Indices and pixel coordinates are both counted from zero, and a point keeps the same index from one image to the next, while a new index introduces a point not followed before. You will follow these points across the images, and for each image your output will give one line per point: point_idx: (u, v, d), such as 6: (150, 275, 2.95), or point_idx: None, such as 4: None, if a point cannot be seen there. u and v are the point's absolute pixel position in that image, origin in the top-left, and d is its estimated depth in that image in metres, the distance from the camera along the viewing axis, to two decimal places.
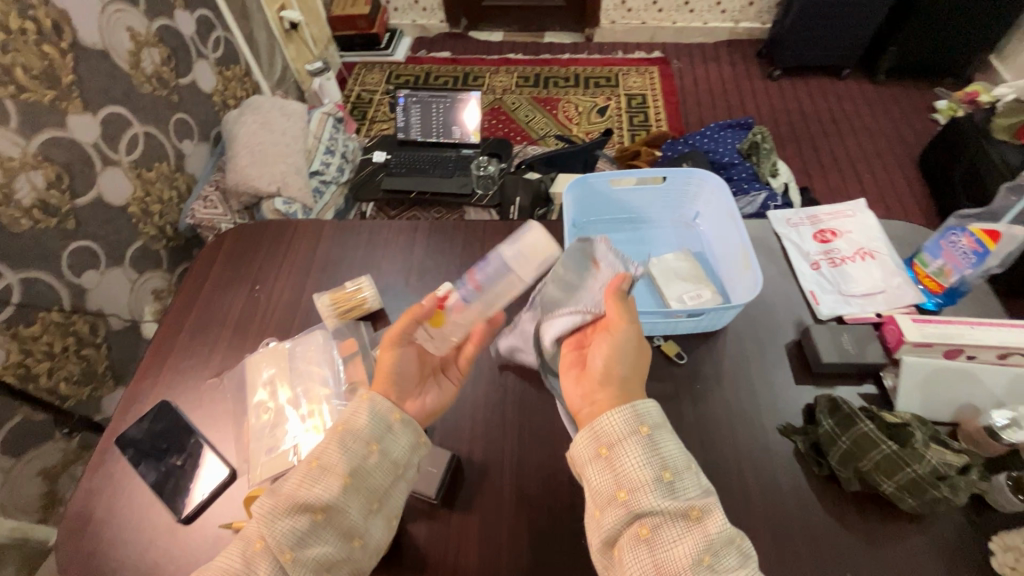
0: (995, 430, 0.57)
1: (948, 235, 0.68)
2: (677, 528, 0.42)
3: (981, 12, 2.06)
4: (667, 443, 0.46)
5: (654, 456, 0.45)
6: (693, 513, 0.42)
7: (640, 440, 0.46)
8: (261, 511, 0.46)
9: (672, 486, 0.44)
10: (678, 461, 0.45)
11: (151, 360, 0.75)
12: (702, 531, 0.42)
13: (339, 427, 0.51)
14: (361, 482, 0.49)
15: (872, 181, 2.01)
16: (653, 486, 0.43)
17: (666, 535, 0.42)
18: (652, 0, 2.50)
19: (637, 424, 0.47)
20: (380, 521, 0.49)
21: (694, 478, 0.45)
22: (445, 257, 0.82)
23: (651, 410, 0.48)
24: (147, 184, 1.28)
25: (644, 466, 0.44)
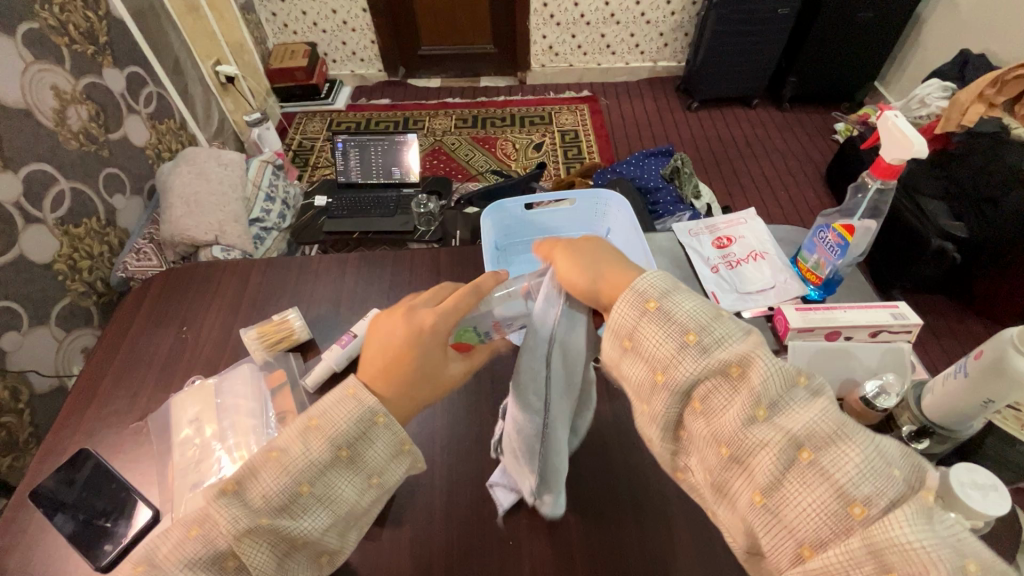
0: (869, 400, 0.64)
1: (819, 233, 0.77)
2: (723, 391, 0.38)
3: (863, 45, 2.32)
4: (682, 305, 0.41)
5: (671, 326, 0.40)
6: (734, 368, 0.38)
7: (651, 317, 0.41)
8: (228, 533, 0.40)
9: (703, 346, 0.39)
10: (701, 317, 0.40)
11: (71, 409, 0.74)
12: (745, 387, 0.37)
13: (338, 448, 0.43)
14: (347, 510, 0.45)
15: (787, 197, 2.19)
16: (680, 356, 0.39)
17: (716, 400, 0.38)
18: (576, 45, 2.69)
19: (643, 301, 0.42)
20: (353, 533, 0.48)
21: (728, 328, 0.40)
22: (374, 284, 0.86)
23: (652, 281, 0.43)
24: (75, 240, 1.25)
25: (665, 340, 0.40)
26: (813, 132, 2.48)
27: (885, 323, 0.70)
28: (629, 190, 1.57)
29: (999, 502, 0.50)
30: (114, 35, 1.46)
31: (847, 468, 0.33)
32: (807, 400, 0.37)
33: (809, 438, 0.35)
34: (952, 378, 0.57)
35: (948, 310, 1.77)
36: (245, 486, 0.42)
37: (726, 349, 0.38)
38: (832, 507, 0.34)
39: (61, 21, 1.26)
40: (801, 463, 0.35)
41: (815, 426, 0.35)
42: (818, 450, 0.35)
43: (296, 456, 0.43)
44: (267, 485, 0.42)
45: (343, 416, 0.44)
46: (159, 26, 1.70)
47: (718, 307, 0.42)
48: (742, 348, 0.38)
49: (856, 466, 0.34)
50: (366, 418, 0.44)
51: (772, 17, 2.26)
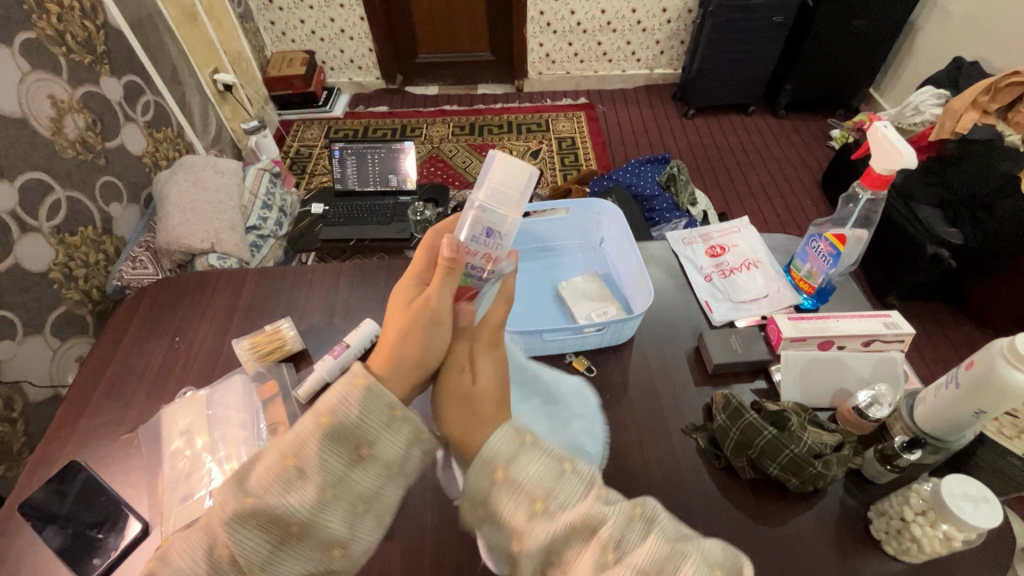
0: (862, 410, 0.63)
1: (811, 242, 0.78)
2: (572, 547, 0.38)
3: (858, 52, 2.34)
4: (528, 467, 0.42)
5: (520, 493, 0.41)
6: (581, 525, 0.39)
7: (503, 486, 0.41)
8: (222, 518, 0.41)
9: (549, 511, 0.40)
10: (546, 479, 0.41)
11: (62, 420, 0.73)
12: (594, 539, 0.38)
13: (323, 419, 0.42)
14: (343, 489, 0.42)
15: (783, 204, 2.20)
16: (531, 527, 0.39)
17: (569, 559, 0.38)
18: (573, 52, 2.70)
19: (493, 466, 0.42)
20: (366, 523, 0.44)
21: (569, 484, 0.41)
22: (369, 294, 0.86)
23: (503, 437, 0.43)
24: (71, 248, 1.25)
25: (515, 507, 0.40)
26: (809, 139, 2.49)
27: (878, 332, 0.70)
28: (625, 197, 1.57)
29: (993, 514, 0.49)
30: (112, 45, 1.47)
31: None
32: (643, 537, 0.39)
33: (653, 569, 0.37)
34: (942, 390, 0.57)
35: (944, 317, 1.77)
36: (244, 472, 0.43)
37: (570, 509, 0.40)
38: None
39: (58, 31, 1.27)
40: None
41: (655, 556, 0.38)
42: (661, 573, 0.37)
43: (292, 436, 0.43)
44: (262, 469, 0.42)
45: (337, 393, 0.43)
46: (157, 35, 1.71)
47: (561, 456, 0.43)
48: (585, 504, 0.40)
49: None
50: (347, 384, 0.43)
51: (767, 25, 2.28)
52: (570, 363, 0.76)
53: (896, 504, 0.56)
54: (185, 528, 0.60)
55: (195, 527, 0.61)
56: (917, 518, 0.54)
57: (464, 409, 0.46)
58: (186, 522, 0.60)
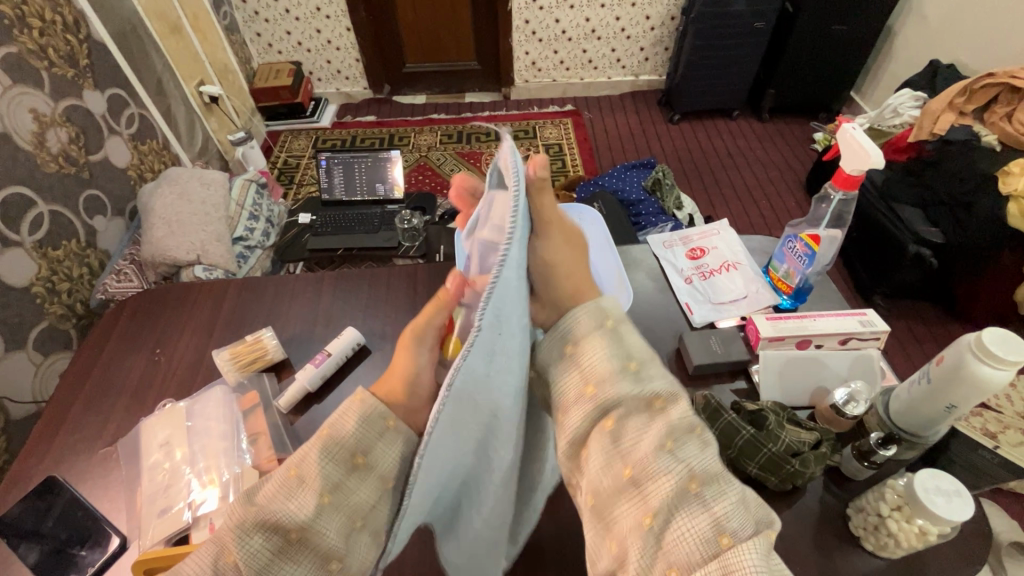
0: (839, 407, 0.64)
1: (788, 243, 0.79)
2: (638, 418, 0.40)
3: (838, 56, 2.38)
4: (631, 337, 0.44)
5: (618, 349, 0.43)
6: (655, 403, 0.41)
7: (603, 335, 0.43)
8: (229, 526, 0.40)
9: (637, 375, 0.42)
10: (641, 353, 0.44)
11: (39, 436, 0.73)
12: (661, 419, 0.40)
13: (322, 432, 0.43)
14: (341, 499, 0.41)
15: (768, 206, 2.22)
16: (616, 377, 0.41)
17: (631, 424, 0.40)
18: (559, 60, 2.73)
19: (601, 319, 0.44)
20: (366, 539, 0.42)
21: (659, 370, 0.43)
22: (351, 303, 0.86)
23: (611, 303, 0.46)
24: (54, 263, 1.24)
25: (609, 358, 0.42)
26: (793, 142, 2.52)
27: (853, 330, 0.72)
28: (612, 202, 1.58)
29: (964, 507, 0.50)
30: (95, 58, 1.47)
31: (727, 504, 0.36)
32: (701, 446, 0.39)
33: (701, 473, 0.38)
34: (914, 386, 0.58)
35: (929, 315, 1.79)
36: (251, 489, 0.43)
37: (653, 386, 0.42)
38: (706, 536, 0.35)
39: (40, 46, 1.27)
40: (690, 495, 0.37)
41: (709, 469, 0.38)
42: (704, 484, 0.37)
43: (294, 456, 0.43)
44: (268, 484, 0.42)
45: (347, 419, 0.43)
46: (141, 48, 1.71)
47: (655, 352, 0.45)
48: (667, 390, 0.42)
49: (730, 508, 0.36)
50: (348, 400, 0.44)
51: (749, 31, 2.32)
52: None
53: (873, 500, 0.57)
54: (163, 542, 0.59)
55: (174, 540, 0.60)
56: (893, 513, 0.54)
57: (572, 253, 0.47)
58: (164, 536, 0.60)
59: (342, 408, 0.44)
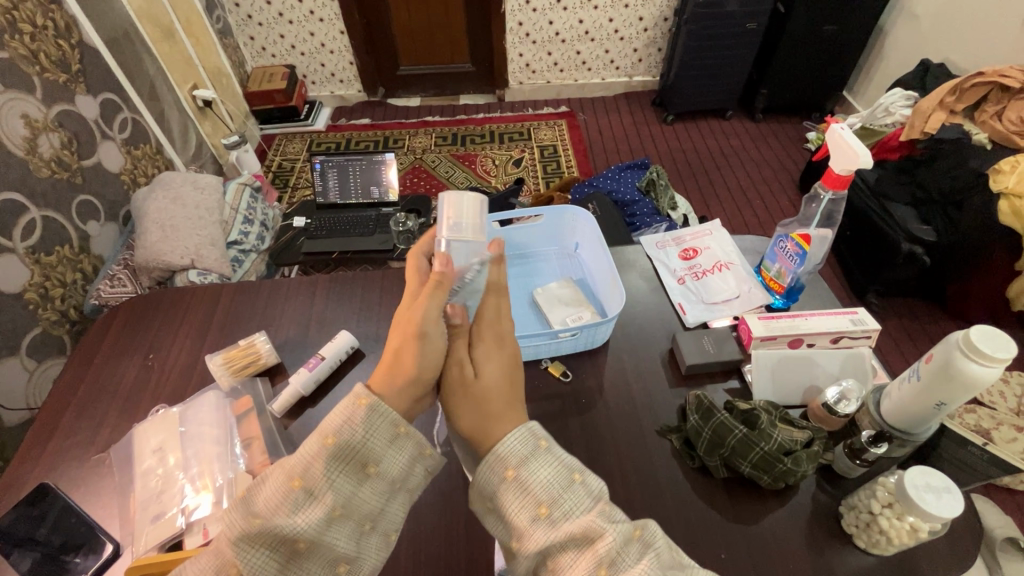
0: (831, 406, 0.65)
1: (779, 243, 0.79)
2: (568, 554, 0.40)
3: (831, 57, 2.39)
4: (540, 472, 0.42)
5: (526, 496, 0.41)
6: (579, 534, 0.40)
7: (511, 487, 0.42)
8: (232, 539, 0.40)
9: (552, 518, 0.41)
10: (555, 486, 0.42)
11: (31, 442, 0.72)
12: (589, 550, 0.39)
13: (327, 440, 0.41)
14: (351, 509, 0.42)
15: (762, 206, 2.23)
16: (532, 529, 0.40)
17: (564, 564, 0.40)
18: (553, 62, 2.74)
19: (503, 469, 0.42)
20: (374, 540, 0.43)
21: (577, 494, 0.42)
22: (345, 306, 0.86)
23: (517, 440, 0.43)
24: (47, 269, 1.24)
25: (520, 509, 0.41)
26: (787, 142, 2.53)
27: (845, 329, 0.72)
28: (606, 203, 1.59)
29: (954, 503, 0.50)
30: (87, 63, 1.47)
31: None
32: (636, 558, 0.40)
33: None
34: (905, 383, 0.58)
35: (922, 313, 1.80)
36: (249, 494, 0.43)
37: (572, 519, 0.41)
38: None
39: (32, 50, 1.27)
40: None
41: (649, 575, 0.39)
42: None
43: (295, 460, 0.42)
44: (266, 491, 0.42)
45: (354, 425, 0.42)
46: (134, 53, 1.71)
47: (573, 465, 0.44)
48: (588, 515, 0.41)
49: None
50: (349, 404, 0.42)
51: (741, 32, 2.33)
52: (545, 368, 0.76)
53: (865, 497, 0.57)
54: (156, 548, 0.59)
55: (167, 546, 0.60)
56: (884, 510, 0.55)
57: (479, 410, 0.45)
58: (158, 542, 0.59)
59: (346, 415, 0.42)
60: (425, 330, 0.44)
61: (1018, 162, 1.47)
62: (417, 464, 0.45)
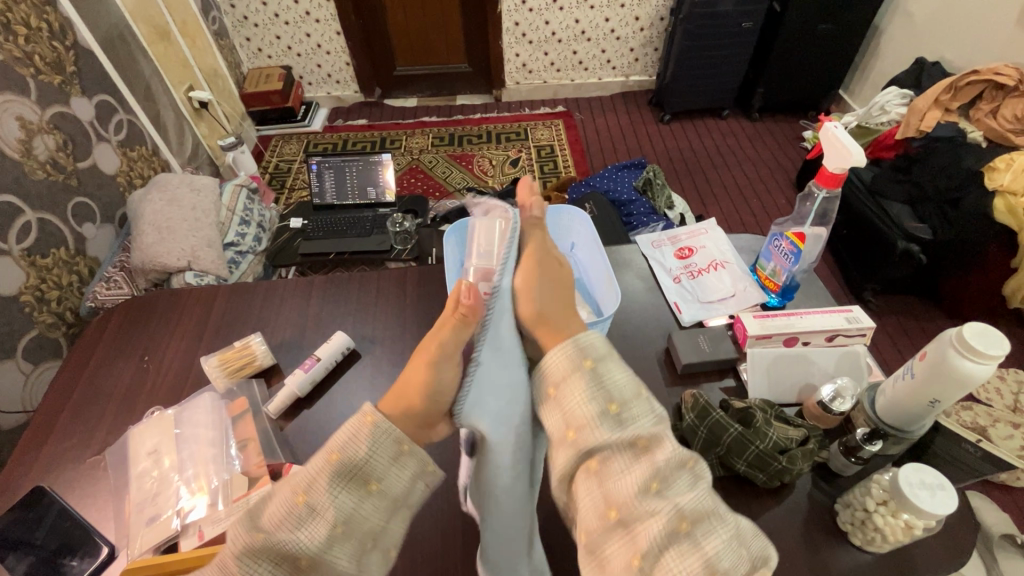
0: (825, 404, 0.65)
1: (773, 241, 0.79)
2: (622, 460, 0.41)
3: (827, 55, 2.40)
4: (613, 374, 0.44)
5: (598, 390, 0.43)
6: (639, 442, 0.42)
7: (582, 376, 0.43)
8: (236, 550, 0.40)
9: (620, 418, 0.42)
10: (625, 391, 0.44)
11: (27, 444, 0.72)
12: (647, 460, 0.41)
13: (332, 455, 0.42)
14: (352, 526, 0.42)
15: (759, 205, 2.23)
16: (598, 423, 0.41)
17: (615, 463, 0.41)
18: (549, 62, 2.74)
19: (580, 359, 0.44)
20: (375, 557, 0.44)
21: (643, 407, 0.43)
22: (340, 307, 0.86)
23: (591, 341, 0.45)
24: (43, 271, 1.23)
25: (589, 401, 0.42)
26: (783, 141, 2.54)
27: (840, 327, 0.72)
28: (603, 203, 1.59)
29: (947, 500, 0.50)
30: (82, 65, 1.46)
31: (716, 541, 0.39)
32: (686, 485, 0.41)
33: (690, 511, 0.40)
34: (900, 380, 0.58)
35: (919, 310, 1.80)
36: (255, 508, 0.43)
37: (636, 427, 0.42)
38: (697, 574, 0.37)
39: (26, 52, 1.26)
40: (679, 533, 0.39)
41: (697, 505, 0.40)
42: (695, 523, 0.39)
43: (302, 474, 0.42)
44: (273, 508, 0.42)
45: (361, 443, 0.42)
46: (129, 54, 1.70)
47: (640, 383, 0.45)
48: (649, 429, 0.42)
49: (718, 541, 0.39)
50: (355, 422, 0.43)
51: (737, 31, 2.33)
52: None
53: (860, 495, 0.57)
54: (152, 550, 0.59)
55: (163, 548, 0.60)
56: (879, 507, 0.55)
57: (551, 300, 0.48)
58: (153, 544, 0.59)
59: (351, 431, 0.42)
60: (438, 362, 0.44)
61: (1014, 159, 1.48)
62: (420, 482, 0.45)
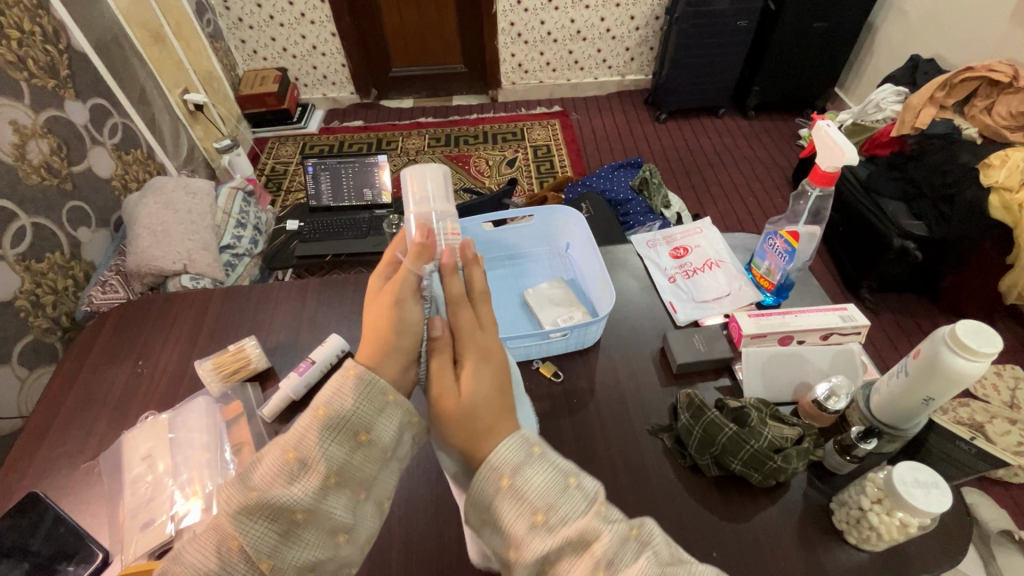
0: (821, 403, 0.65)
1: (768, 240, 0.79)
2: (567, 559, 0.36)
3: (822, 53, 2.40)
4: (534, 477, 0.38)
5: (521, 504, 0.38)
6: (578, 539, 0.37)
7: (506, 498, 0.38)
8: (228, 511, 0.39)
9: (550, 524, 0.37)
10: (550, 492, 0.38)
11: (20, 450, 0.72)
12: (587, 555, 0.36)
13: (319, 411, 0.41)
14: (345, 477, 0.41)
15: (756, 203, 2.23)
16: (529, 538, 0.37)
17: (561, 573, 0.36)
18: (545, 62, 2.74)
19: (498, 478, 0.39)
20: (369, 508, 0.42)
21: (573, 499, 0.38)
22: (335, 309, 0.85)
23: (510, 449, 0.40)
24: (38, 276, 1.23)
25: (516, 519, 0.37)
26: (780, 139, 2.54)
27: (835, 325, 0.72)
28: (599, 203, 1.58)
29: (943, 499, 0.50)
30: (75, 68, 1.46)
31: None
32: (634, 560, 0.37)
33: None
34: (894, 378, 0.58)
35: (916, 308, 1.81)
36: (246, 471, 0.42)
37: (569, 525, 0.37)
38: None
39: (19, 56, 1.26)
40: None
41: None
42: None
43: (292, 432, 0.41)
44: (264, 466, 0.40)
45: (348, 398, 0.41)
46: (123, 57, 1.70)
47: (566, 469, 0.40)
48: (584, 519, 0.37)
49: None
50: (339, 374, 0.42)
51: (732, 30, 2.33)
52: (537, 369, 0.76)
53: (855, 493, 0.57)
54: (145, 556, 0.59)
55: (157, 554, 0.60)
56: (875, 506, 0.55)
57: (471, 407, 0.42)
58: (147, 549, 0.59)
59: (334, 386, 0.41)
60: (403, 299, 0.45)
61: (1008, 155, 1.48)
62: (407, 433, 0.44)
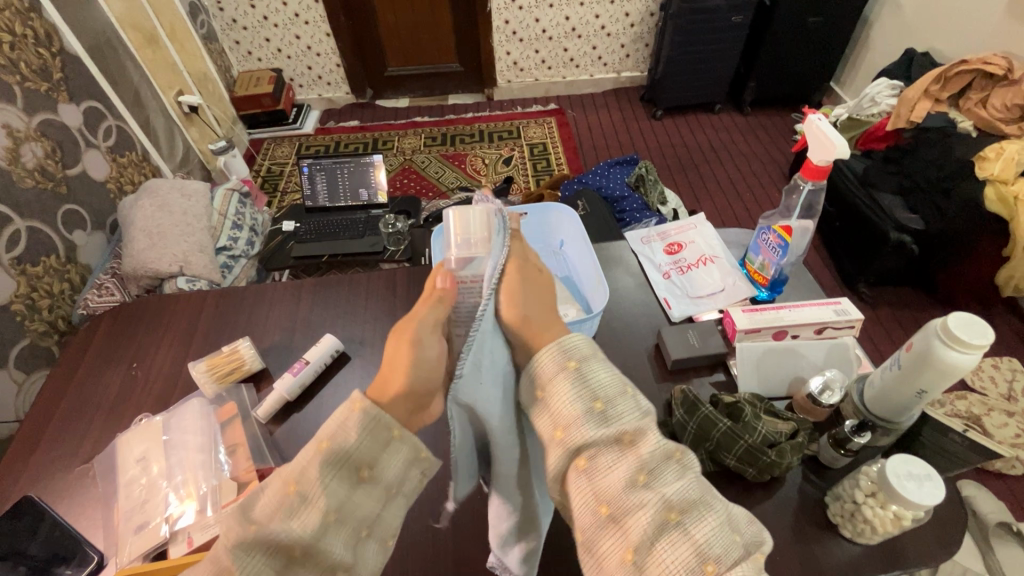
0: (815, 396, 0.65)
1: (761, 235, 0.79)
2: (610, 456, 0.39)
3: (818, 47, 2.39)
4: (597, 373, 0.42)
5: (582, 390, 0.41)
6: (626, 437, 0.40)
7: (568, 377, 0.42)
8: (226, 546, 0.39)
9: (605, 415, 0.41)
10: (610, 388, 0.42)
11: (15, 455, 0.72)
12: (633, 453, 0.39)
13: (321, 443, 0.41)
14: (346, 513, 0.41)
15: (752, 198, 2.23)
16: (582, 423, 0.40)
17: (601, 465, 0.39)
18: (541, 60, 2.73)
19: (565, 360, 0.42)
20: (371, 548, 0.42)
21: (628, 403, 0.41)
22: (329, 310, 0.85)
23: (577, 342, 0.44)
24: (34, 279, 1.23)
25: (574, 401, 0.41)
26: (776, 134, 2.54)
27: (829, 319, 0.72)
28: (596, 200, 1.58)
29: (935, 491, 0.50)
30: (68, 71, 1.45)
31: (707, 532, 0.37)
32: (677, 476, 0.39)
33: (679, 502, 0.38)
34: (887, 370, 0.58)
35: (913, 301, 1.81)
36: (248, 501, 0.42)
37: (621, 422, 0.40)
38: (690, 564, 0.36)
39: (11, 60, 1.25)
40: (670, 525, 0.37)
41: (686, 496, 0.38)
42: (684, 514, 0.38)
43: (293, 465, 0.41)
44: (267, 498, 0.41)
45: (352, 431, 0.41)
46: (117, 60, 1.69)
47: (625, 379, 0.43)
48: (638, 420, 0.40)
49: (711, 531, 0.37)
50: (344, 408, 0.41)
51: (727, 25, 2.33)
52: None
53: (849, 487, 0.57)
54: (140, 558, 0.59)
55: (151, 556, 0.59)
56: (868, 499, 0.55)
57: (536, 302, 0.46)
58: (141, 553, 0.59)
59: (338, 419, 0.41)
60: (421, 338, 0.43)
61: (1003, 148, 1.49)
62: (415, 470, 0.44)
